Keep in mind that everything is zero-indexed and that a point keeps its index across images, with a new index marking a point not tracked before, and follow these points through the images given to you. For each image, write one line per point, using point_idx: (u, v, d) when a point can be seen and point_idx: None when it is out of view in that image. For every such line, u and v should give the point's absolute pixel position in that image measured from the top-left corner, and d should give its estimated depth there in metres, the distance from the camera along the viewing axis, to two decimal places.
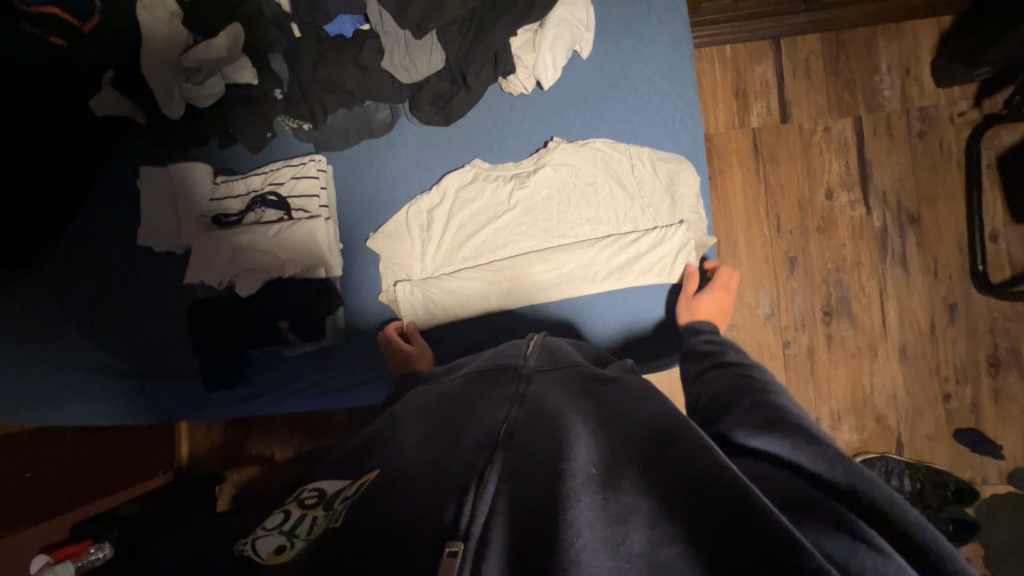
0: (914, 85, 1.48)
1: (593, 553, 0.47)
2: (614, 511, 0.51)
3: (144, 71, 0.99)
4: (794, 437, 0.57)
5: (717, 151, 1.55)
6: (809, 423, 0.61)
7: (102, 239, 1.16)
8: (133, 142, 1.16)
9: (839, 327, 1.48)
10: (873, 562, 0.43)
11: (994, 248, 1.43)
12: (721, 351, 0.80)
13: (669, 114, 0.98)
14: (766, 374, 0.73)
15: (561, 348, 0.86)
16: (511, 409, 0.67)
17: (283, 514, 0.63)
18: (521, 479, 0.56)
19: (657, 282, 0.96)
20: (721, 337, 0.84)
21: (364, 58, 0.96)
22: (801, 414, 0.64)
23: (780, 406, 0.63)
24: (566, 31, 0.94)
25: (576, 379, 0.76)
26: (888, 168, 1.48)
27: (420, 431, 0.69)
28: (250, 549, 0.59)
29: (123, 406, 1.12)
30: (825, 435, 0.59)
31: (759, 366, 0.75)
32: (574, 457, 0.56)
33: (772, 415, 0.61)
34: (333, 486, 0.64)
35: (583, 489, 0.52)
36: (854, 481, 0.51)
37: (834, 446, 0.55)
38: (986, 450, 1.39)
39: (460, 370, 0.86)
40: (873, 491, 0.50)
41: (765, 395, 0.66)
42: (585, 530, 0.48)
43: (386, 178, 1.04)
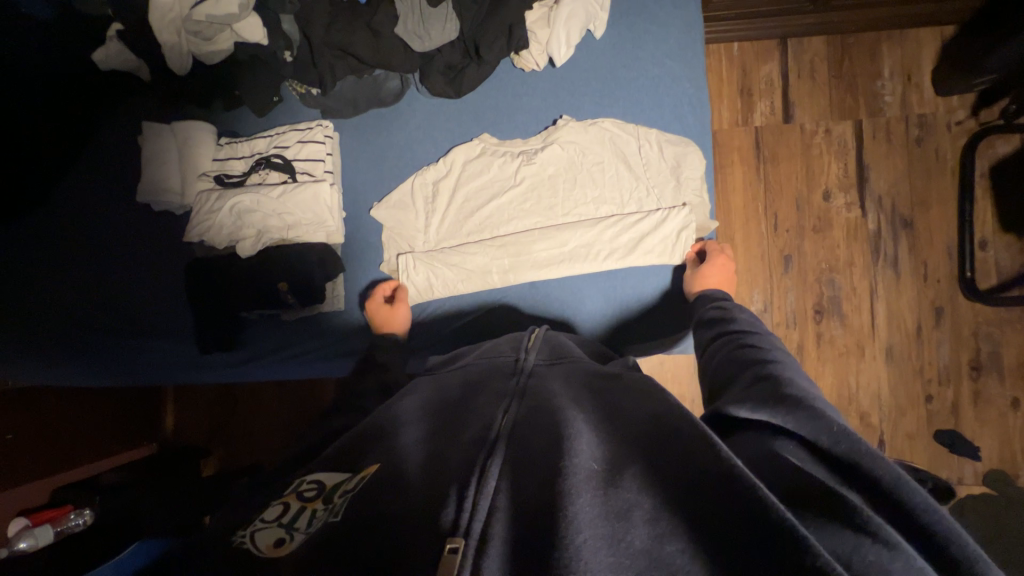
0: (914, 91, 1.51)
1: (593, 549, 0.48)
2: (615, 508, 0.52)
3: (153, 22, 0.96)
4: (796, 411, 0.59)
5: (719, 147, 1.56)
6: (811, 395, 0.62)
7: (98, 196, 1.14)
8: (134, 100, 1.14)
9: (828, 325, 1.50)
10: (876, 558, 0.44)
11: (982, 255, 1.47)
12: (730, 322, 0.81)
13: (678, 99, 0.99)
14: (772, 345, 0.74)
15: (563, 343, 0.87)
16: (510, 403, 0.68)
17: (281, 506, 0.61)
18: (521, 476, 0.57)
19: (658, 264, 0.97)
20: (732, 306, 0.85)
21: (376, 23, 0.95)
22: (804, 386, 0.65)
23: (781, 378, 0.65)
24: (582, 9, 0.94)
25: (577, 374, 0.77)
26: (885, 172, 1.50)
27: (421, 426, 0.70)
28: (248, 543, 0.56)
29: (113, 366, 1.11)
30: (826, 409, 0.60)
31: (766, 339, 0.76)
32: (575, 454, 0.57)
33: (772, 389, 0.63)
34: (333, 479, 0.63)
35: (584, 485, 0.53)
36: (857, 456, 0.53)
37: (837, 421, 0.56)
38: (963, 450, 1.43)
39: (461, 361, 0.88)
40: (877, 467, 0.51)
41: (769, 369, 0.67)
42: (585, 527, 0.49)
43: (392, 148, 1.03)
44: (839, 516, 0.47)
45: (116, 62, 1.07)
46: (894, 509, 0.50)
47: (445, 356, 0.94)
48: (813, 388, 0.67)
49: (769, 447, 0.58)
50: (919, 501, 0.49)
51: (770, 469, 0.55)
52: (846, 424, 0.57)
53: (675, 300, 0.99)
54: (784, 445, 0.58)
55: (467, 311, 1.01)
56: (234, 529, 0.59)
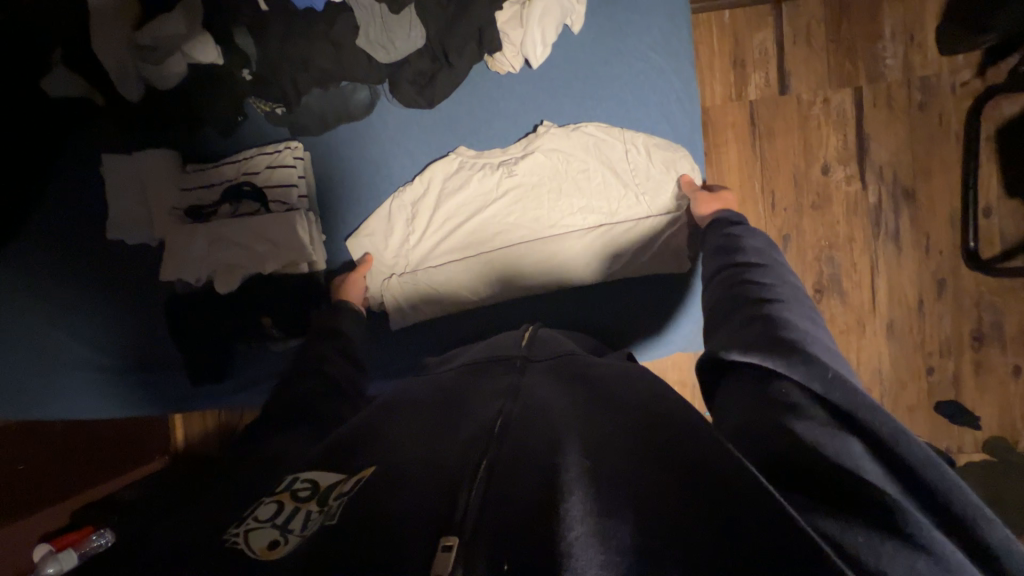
0: (917, 52, 1.42)
1: (584, 546, 0.46)
2: (605, 506, 0.50)
3: (95, 48, 0.90)
4: (790, 356, 0.57)
5: (713, 125, 1.49)
6: (809, 340, 0.60)
7: (71, 229, 1.10)
8: (92, 126, 1.08)
9: (829, 304, 1.48)
10: (867, 540, 0.42)
11: (986, 223, 1.43)
12: (738, 253, 0.77)
13: (666, 93, 0.93)
14: (781, 280, 0.71)
15: (553, 340, 0.86)
16: (505, 403, 0.66)
17: (275, 505, 0.60)
18: (514, 471, 0.55)
19: (650, 274, 0.96)
20: (743, 231, 0.80)
21: (337, 34, 0.88)
22: (806, 329, 0.63)
23: (780, 321, 0.63)
24: (556, 3, 0.87)
25: (567, 368, 0.76)
26: (886, 141, 1.44)
27: (411, 424, 0.68)
28: (242, 542, 0.55)
29: (112, 399, 1.10)
30: (822, 355, 0.58)
31: (774, 273, 0.72)
32: (567, 454, 0.56)
33: (769, 333, 0.61)
34: (328, 479, 0.62)
35: (575, 483, 0.52)
36: (852, 407, 0.52)
37: (833, 368, 0.55)
38: (965, 421, 1.44)
39: (455, 360, 0.87)
40: (874, 418, 0.50)
41: (770, 310, 0.65)
42: (578, 523, 0.48)
43: (367, 165, 0.98)
44: (847, 511, 0.45)
45: (65, 87, 1.02)
46: (892, 466, 0.49)
47: (442, 358, 0.92)
48: (819, 328, 0.64)
49: (772, 412, 0.55)
50: (916, 455, 0.47)
51: (773, 453, 0.51)
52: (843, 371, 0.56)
53: (670, 305, 0.97)
54: (790, 399, 0.55)
55: (460, 328, 0.99)
56: (225, 527, 0.58)
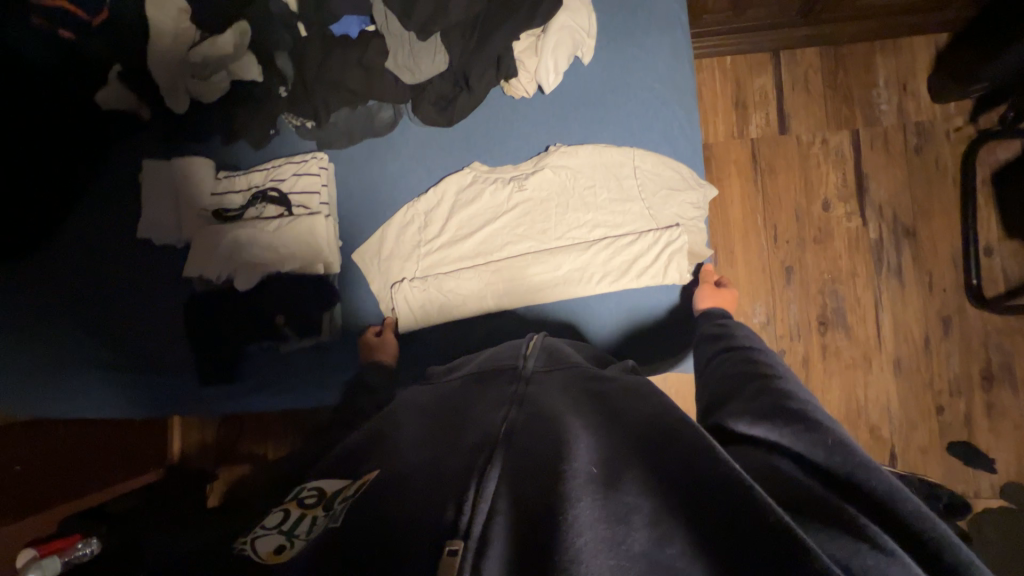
0: (911, 99, 1.50)
1: (593, 552, 0.46)
2: (614, 511, 0.50)
3: (150, 65, 1.00)
4: (792, 423, 0.58)
5: (716, 160, 1.56)
6: (813, 407, 0.61)
7: (98, 229, 1.15)
8: (132, 136, 1.16)
9: (834, 337, 1.48)
10: (876, 562, 0.43)
11: (988, 263, 1.44)
12: (729, 338, 0.81)
13: (669, 119, 0.99)
14: (776, 360, 0.74)
15: (560, 349, 0.86)
16: (511, 409, 0.67)
17: (281, 513, 0.65)
18: (523, 477, 0.56)
19: (666, 284, 0.95)
20: (732, 321, 0.85)
21: (369, 59, 0.97)
22: (806, 399, 0.64)
23: (782, 390, 0.64)
24: (568, 36, 0.95)
25: (576, 379, 0.75)
26: (885, 181, 1.49)
27: (416, 436, 0.70)
28: (249, 548, 0.58)
29: (118, 396, 1.11)
30: (828, 422, 0.58)
31: (767, 354, 0.75)
32: (575, 456, 0.55)
33: (773, 403, 0.62)
34: (332, 486, 0.66)
35: (584, 489, 0.52)
36: (851, 469, 0.52)
37: (834, 433, 0.55)
38: (980, 465, 1.40)
39: (460, 370, 0.87)
40: (870, 478, 0.51)
41: (771, 381, 0.66)
42: (586, 530, 0.48)
43: (386, 178, 1.04)
44: (828, 519, 0.48)
45: (116, 101, 1.11)
46: (884, 515, 0.49)
47: (446, 367, 0.93)
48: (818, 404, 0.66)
49: (770, 467, 0.56)
50: (911, 510, 0.48)
51: (780, 489, 0.53)
52: (845, 432, 0.56)
53: (675, 319, 0.98)
54: (782, 467, 0.56)
55: (465, 338, 1.00)
56: (236, 536, 0.62)
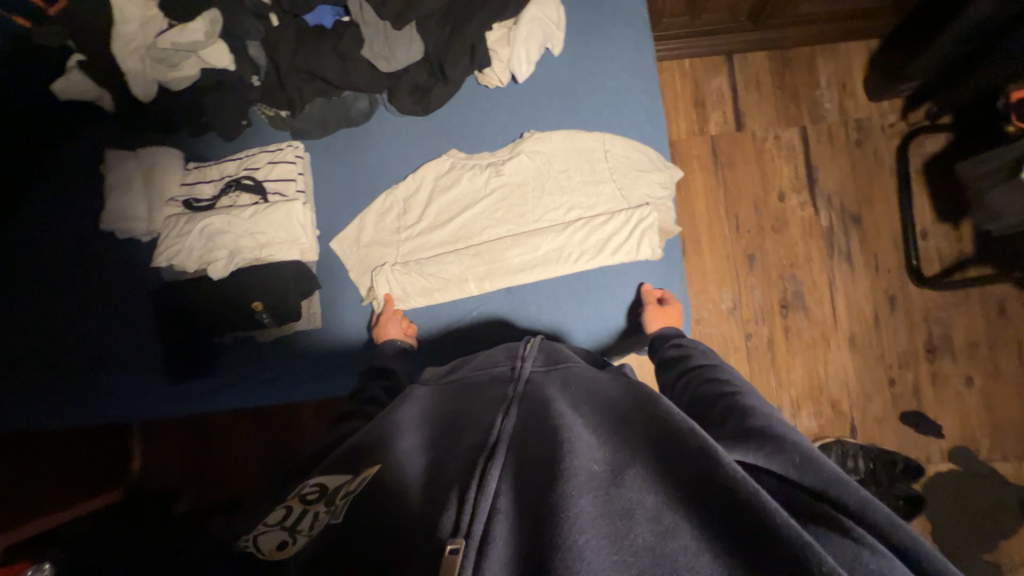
0: (850, 98, 1.64)
1: (596, 549, 0.45)
2: (618, 507, 0.49)
3: (116, 52, 0.97)
4: (760, 444, 0.58)
5: (679, 156, 1.64)
6: (775, 421, 0.63)
7: (53, 227, 1.09)
8: (90, 129, 1.12)
9: (794, 319, 1.58)
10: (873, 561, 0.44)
11: (925, 245, 1.58)
12: (689, 359, 0.84)
13: (636, 107, 1.05)
14: (734, 375, 0.77)
15: (561, 350, 0.86)
16: (510, 409, 0.66)
17: (285, 509, 0.64)
18: (525, 477, 0.55)
19: (643, 260, 1.00)
20: (687, 342, 0.88)
21: (344, 47, 0.98)
22: (769, 415, 0.66)
23: (747, 409, 0.66)
24: (539, 28, 1.00)
25: (578, 380, 0.75)
26: (832, 172, 1.61)
27: (417, 440, 0.69)
28: (251, 544, 0.60)
29: (75, 403, 1.05)
30: (789, 434, 0.60)
31: (724, 369, 0.79)
32: (576, 454, 0.54)
33: (739, 425, 0.64)
34: (334, 482, 0.65)
35: (586, 486, 0.51)
36: (822, 485, 0.52)
37: (799, 450, 0.56)
38: (929, 431, 1.51)
39: (458, 372, 0.87)
40: (843, 491, 0.50)
41: (735, 402, 0.69)
42: (588, 527, 0.47)
43: (362, 166, 1.05)
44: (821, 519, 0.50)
45: (77, 90, 1.05)
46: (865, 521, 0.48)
47: (445, 367, 0.94)
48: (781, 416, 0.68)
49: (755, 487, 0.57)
50: (881, 519, 0.48)
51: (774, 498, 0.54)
52: (805, 442, 0.58)
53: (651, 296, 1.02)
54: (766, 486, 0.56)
55: (448, 321, 1.01)
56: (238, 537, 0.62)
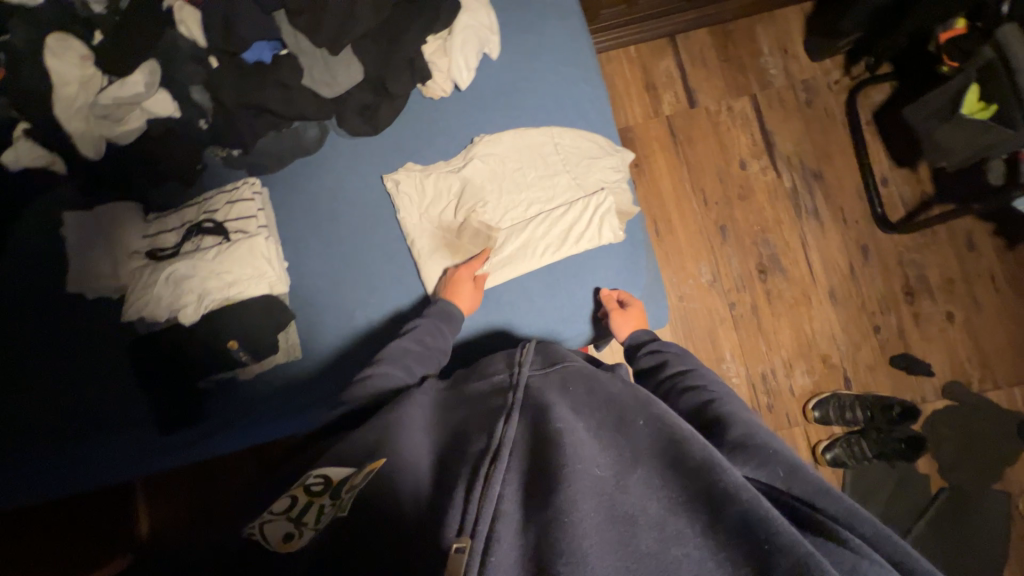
0: (793, 61, 1.68)
1: (601, 552, 0.48)
2: (622, 514, 0.51)
3: (60, 114, 1.00)
4: (746, 459, 0.62)
5: (639, 140, 1.67)
6: (753, 429, 0.67)
7: (22, 297, 1.08)
8: (45, 195, 1.11)
9: (774, 281, 1.60)
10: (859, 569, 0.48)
11: (887, 191, 1.62)
12: (664, 367, 0.86)
13: (580, 98, 1.08)
14: (710, 380, 0.80)
15: (554, 348, 0.84)
16: (512, 413, 0.66)
17: (289, 499, 0.65)
18: (530, 482, 0.56)
19: (609, 244, 1.02)
20: (662, 345, 0.90)
21: (285, 77, 1.00)
22: (747, 421, 0.70)
23: (726, 418, 0.70)
24: (473, 35, 1.03)
25: (577, 375, 0.73)
26: (787, 135, 1.65)
27: (422, 441, 0.70)
28: (259, 533, 0.61)
29: (67, 470, 1.03)
30: (768, 442, 0.64)
31: (699, 374, 0.82)
32: (581, 462, 0.55)
33: (721, 438, 0.67)
34: (339, 474, 0.66)
35: (590, 493, 0.52)
36: (810, 495, 0.56)
37: (782, 461, 0.61)
38: (920, 371, 1.54)
39: (467, 383, 0.83)
40: (828, 503, 0.55)
41: (714, 411, 0.72)
42: (592, 532, 0.49)
43: (322, 191, 1.06)
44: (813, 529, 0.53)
45: (28, 157, 1.05)
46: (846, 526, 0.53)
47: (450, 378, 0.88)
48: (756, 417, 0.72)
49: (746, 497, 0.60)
50: (867, 529, 0.53)
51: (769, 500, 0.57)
52: (784, 448, 0.63)
53: (624, 279, 1.03)
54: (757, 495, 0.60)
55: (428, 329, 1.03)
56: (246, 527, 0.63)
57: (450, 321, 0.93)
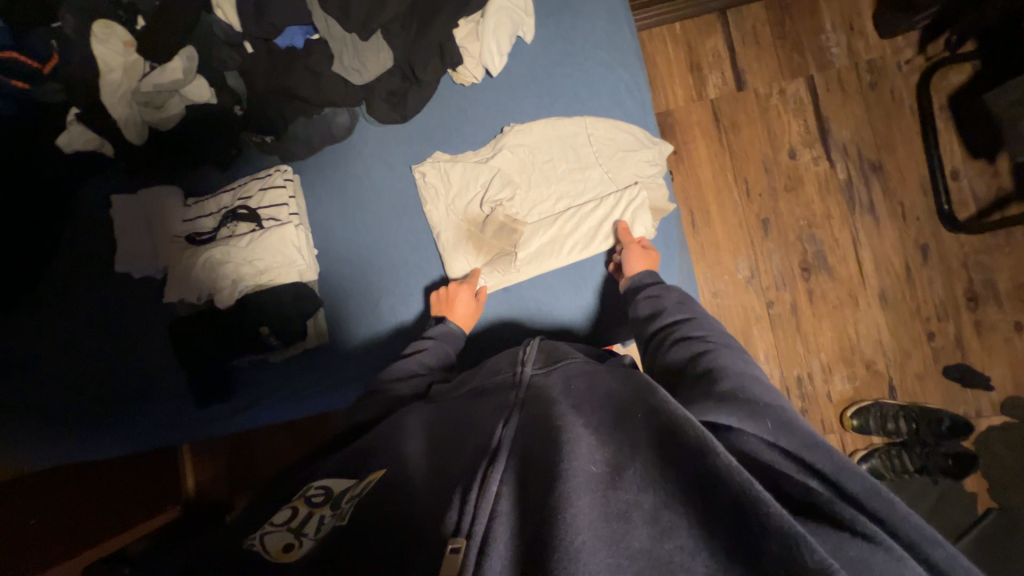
0: (859, 38, 1.52)
1: (592, 549, 0.46)
2: (615, 511, 0.49)
3: (105, 98, 1.02)
4: (737, 408, 0.61)
5: (679, 125, 1.58)
6: (750, 385, 0.65)
7: (79, 273, 1.16)
8: (98, 177, 1.17)
9: (818, 281, 1.50)
10: (860, 553, 0.44)
11: (957, 186, 1.47)
12: (663, 313, 0.84)
13: (616, 84, 1.02)
14: (709, 330, 0.77)
15: (558, 348, 0.84)
16: (511, 415, 0.67)
17: (290, 510, 0.65)
18: (526, 479, 0.56)
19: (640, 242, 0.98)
20: (663, 292, 0.87)
21: (315, 63, 0.99)
22: (742, 372, 0.68)
23: (721, 369, 0.68)
24: (507, 17, 0.98)
25: (578, 375, 0.73)
26: (846, 121, 1.51)
27: (422, 445, 0.70)
28: (259, 545, 0.59)
29: (119, 436, 1.12)
30: (764, 396, 0.63)
31: (698, 323, 0.79)
32: (574, 457, 0.54)
33: (712, 387, 0.65)
34: (340, 485, 0.68)
35: (583, 488, 0.51)
36: (799, 451, 0.56)
37: (773, 415, 0.60)
38: (976, 384, 1.42)
39: (462, 385, 0.83)
40: (818, 459, 0.54)
41: (709, 362, 0.70)
42: (584, 528, 0.47)
43: (351, 179, 1.06)
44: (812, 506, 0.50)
45: (78, 142, 1.10)
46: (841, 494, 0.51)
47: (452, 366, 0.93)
48: (753, 369, 0.70)
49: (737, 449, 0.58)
50: (860, 489, 0.50)
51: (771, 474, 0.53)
52: (777, 404, 0.61)
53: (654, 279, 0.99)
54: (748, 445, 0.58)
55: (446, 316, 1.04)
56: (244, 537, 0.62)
57: (454, 340, 0.93)
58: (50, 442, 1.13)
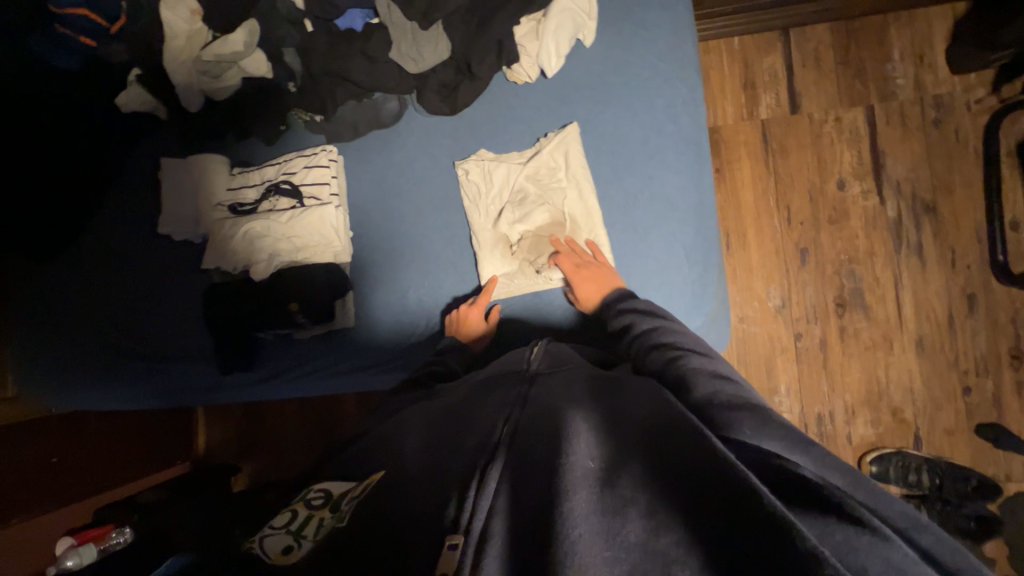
0: (928, 71, 1.45)
1: (588, 543, 0.44)
2: (611, 505, 0.47)
3: (167, 63, 1.04)
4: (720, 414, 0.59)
5: (725, 143, 1.54)
6: (722, 387, 0.64)
7: (121, 229, 1.20)
8: (150, 138, 1.21)
9: (853, 319, 1.45)
10: (848, 539, 0.42)
11: (1015, 237, 1.40)
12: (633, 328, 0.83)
13: (671, 97, 0.99)
14: (678, 338, 0.76)
15: (564, 351, 0.83)
16: (511, 411, 0.65)
17: (290, 513, 0.68)
18: (524, 470, 0.55)
19: (676, 261, 0.98)
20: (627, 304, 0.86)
21: (372, 49, 1.00)
22: (720, 376, 0.66)
23: (696, 375, 0.67)
24: (569, 19, 0.97)
25: (580, 377, 0.72)
26: (903, 157, 1.45)
27: (422, 438, 0.69)
28: (258, 549, 0.64)
29: (143, 392, 1.16)
30: (751, 399, 0.61)
31: (665, 332, 0.78)
32: (572, 452, 0.52)
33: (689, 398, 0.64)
34: (339, 488, 0.69)
35: (581, 482, 0.49)
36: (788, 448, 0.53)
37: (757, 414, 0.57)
38: (1011, 446, 1.35)
39: (469, 379, 0.83)
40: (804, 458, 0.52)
41: (682, 368, 0.69)
42: (581, 521, 0.46)
43: (391, 166, 1.07)
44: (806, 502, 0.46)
45: (136, 102, 1.14)
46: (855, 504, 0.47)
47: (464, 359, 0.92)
48: (729, 371, 0.68)
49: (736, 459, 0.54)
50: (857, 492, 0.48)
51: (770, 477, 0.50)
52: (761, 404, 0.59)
53: (687, 301, 0.97)
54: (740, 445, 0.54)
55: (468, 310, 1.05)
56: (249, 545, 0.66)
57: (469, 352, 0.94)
58: (71, 386, 1.17)
